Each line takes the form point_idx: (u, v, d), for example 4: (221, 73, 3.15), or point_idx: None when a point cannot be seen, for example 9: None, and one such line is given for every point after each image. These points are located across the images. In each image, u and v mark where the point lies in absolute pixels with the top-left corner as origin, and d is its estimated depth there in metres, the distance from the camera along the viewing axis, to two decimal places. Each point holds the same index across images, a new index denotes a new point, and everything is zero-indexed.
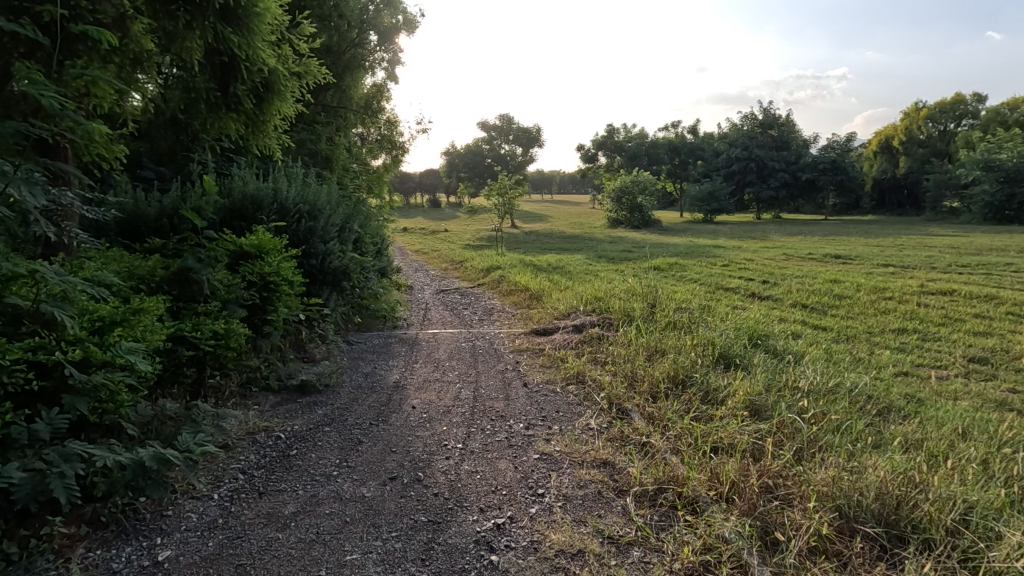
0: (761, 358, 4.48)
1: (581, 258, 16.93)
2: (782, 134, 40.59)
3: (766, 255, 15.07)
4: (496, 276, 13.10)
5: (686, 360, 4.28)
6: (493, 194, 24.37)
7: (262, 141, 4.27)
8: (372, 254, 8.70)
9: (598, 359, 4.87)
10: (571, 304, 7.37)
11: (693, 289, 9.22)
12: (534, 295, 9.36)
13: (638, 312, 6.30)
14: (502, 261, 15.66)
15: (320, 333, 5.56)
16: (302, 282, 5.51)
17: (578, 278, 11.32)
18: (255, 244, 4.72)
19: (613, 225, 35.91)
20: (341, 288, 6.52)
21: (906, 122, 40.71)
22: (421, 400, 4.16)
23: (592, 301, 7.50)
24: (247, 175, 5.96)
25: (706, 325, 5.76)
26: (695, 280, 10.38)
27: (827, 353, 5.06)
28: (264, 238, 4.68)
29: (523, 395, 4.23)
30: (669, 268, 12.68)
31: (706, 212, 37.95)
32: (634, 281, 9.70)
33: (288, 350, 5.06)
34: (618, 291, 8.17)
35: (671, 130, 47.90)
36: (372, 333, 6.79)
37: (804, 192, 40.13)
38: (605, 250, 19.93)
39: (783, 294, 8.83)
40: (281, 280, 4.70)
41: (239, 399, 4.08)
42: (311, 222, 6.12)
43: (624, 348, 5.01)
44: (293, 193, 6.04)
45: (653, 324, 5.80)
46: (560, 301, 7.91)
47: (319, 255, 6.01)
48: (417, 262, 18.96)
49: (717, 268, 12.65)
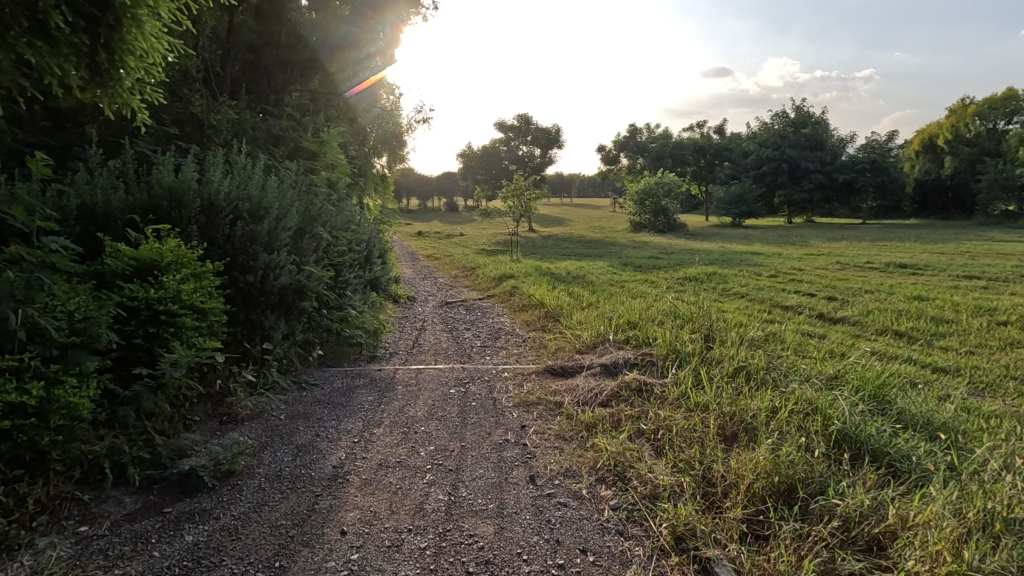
0: (915, 444, 2.79)
1: (604, 266, 15.27)
2: (816, 133, 38.40)
3: (819, 265, 13.14)
4: (507, 288, 11.48)
5: (796, 455, 2.62)
6: (509, 197, 22.93)
7: (120, 100, 2.74)
8: (353, 264, 7.16)
9: (646, 435, 3.22)
10: (597, 332, 5.72)
11: (746, 308, 7.51)
12: (550, 316, 7.70)
13: (690, 349, 4.63)
14: (515, 270, 14.04)
15: (247, 380, 3.99)
16: (222, 310, 3.95)
17: (603, 291, 9.71)
18: (150, 256, 3.41)
19: (636, 230, 34.01)
20: (294, 313, 4.96)
21: (951, 119, 38.02)
22: (361, 514, 2.56)
23: (625, 328, 5.84)
24: (166, 167, 4.51)
25: (793, 370, 4.07)
26: (744, 296, 8.67)
27: (995, 425, 3.32)
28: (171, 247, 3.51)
29: (528, 504, 2.61)
30: (707, 280, 10.92)
31: (734, 215, 35.86)
32: (672, 298, 8.05)
33: (190, 411, 3.50)
34: (657, 313, 6.50)
35: (697, 131, 45.85)
36: (337, 370, 5.18)
37: (840, 195, 37.77)
38: (629, 257, 18.25)
39: (862, 316, 7.07)
40: (182, 309, 3.40)
41: (66, 513, 2.51)
42: (252, 226, 4.60)
43: (682, 416, 3.37)
44: (226, 187, 4.52)
45: (719, 369, 4.11)
46: (583, 326, 6.28)
47: (259, 271, 4.46)
48: (424, 270, 17.45)
49: (764, 279, 10.90)
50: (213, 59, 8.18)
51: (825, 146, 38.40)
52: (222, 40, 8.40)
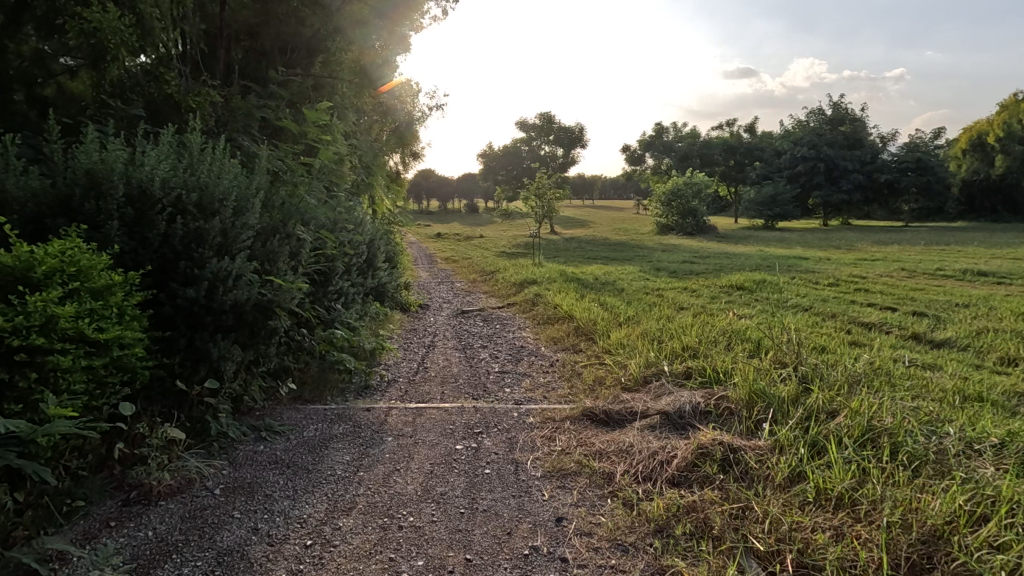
0: None
1: (636, 271, 13.98)
2: (855, 131, 36.44)
3: (881, 272, 11.65)
4: (530, 295, 10.30)
5: None
6: (531, 197, 21.78)
7: None
8: (348, 271, 6.08)
9: (764, 561, 2.07)
10: (646, 360, 4.49)
11: (819, 326, 6.21)
12: (582, 334, 6.47)
13: (784, 395, 3.37)
14: (538, 275, 12.84)
15: (172, 436, 2.87)
16: (139, 339, 2.85)
17: (640, 302, 8.47)
18: (14, 263, 2.33)
19: (663, 232, 32.46)
20: (258, 335, 3.85)
21: (1002, 115, 35.67)
22: None
23: (682, 354, 4.59)
24: (90, 143, 3.44)
25: (950, 433, 2.80)
26: (809, 310, 7.36)
27: None
28: (52, 251, 2.45)
29: None
30: (758, 289, 9.60)
31: (767, 216, 34.15)
32: (725, 313, 6.79)
33: (70, 494, 2.39)
34: (717, 334, 5.23)
35: (727, 129, 44.11)
36: (315, 409, 4.06)
37: (881, 195, 35.75)
38: (661, 260, 16.93)
39: (971, 339, 5.71)
40: (57, 343, 2.31)
41: None
42: (198, 221, 3.48)
43: (813, 522, 2.19)
44: (165, 170, 3.42)
45: (840, 431, 2.86)
46: (624, 350, 5.08)
47: (204, 282, 3.33)
48: (440, 273, 16.32)
49: (825, 288, 9.54)
50: (199, 36, 7.19)
51: (863, 144, 36.43)
52: (211, 17, 7.42)
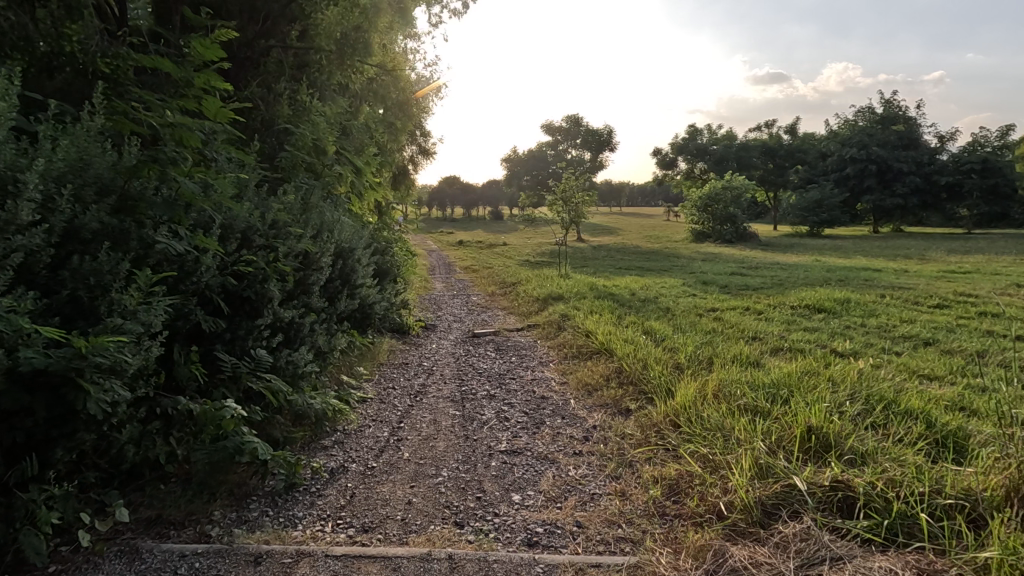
0: None
1: (679, 285, 12.00)
2: (910, 130, 33.60)
3: (993, 288, 9.39)
4: (554, 316, 8.40)
5: None
6: (557, 201, 19.89)
7: None
8: (301, 295, 4.35)
9: None
10: (756, 461, 2.59)
11: (982, 378, 4.22)
12: (628, 383, 4.60)
13: None
14: (565, 289, 10.98)
15: None
16: None
17: (699, 330, 6.55)
18: None
19: (698, 239, 30.19)
20: (57, 426, 2.10)
21: None
22: None
23: (818, 451, 2.68)
24: None
25: None
26: (940, 349, 5.34)
27: None
28: None
29: None
30: (846, 312, 7.56)
31: (812, 223, 31.61)
32: (829, 356, 4.85)
33: None
34: (858, 404, 3.25)
35: (767, 131, 41.54)
36: (167, 553, 2.27)
37: (939, 200, 32.88)
38: (705, 271, 14.89)
39: None
40: None
41: None
42: None
43: None
44: None
45: None
46: (705, 428, 3.20)
47: None
48: (454, 286, 14.51)
49: (933, 312, 7.48)
50: None
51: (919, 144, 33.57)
52: None
